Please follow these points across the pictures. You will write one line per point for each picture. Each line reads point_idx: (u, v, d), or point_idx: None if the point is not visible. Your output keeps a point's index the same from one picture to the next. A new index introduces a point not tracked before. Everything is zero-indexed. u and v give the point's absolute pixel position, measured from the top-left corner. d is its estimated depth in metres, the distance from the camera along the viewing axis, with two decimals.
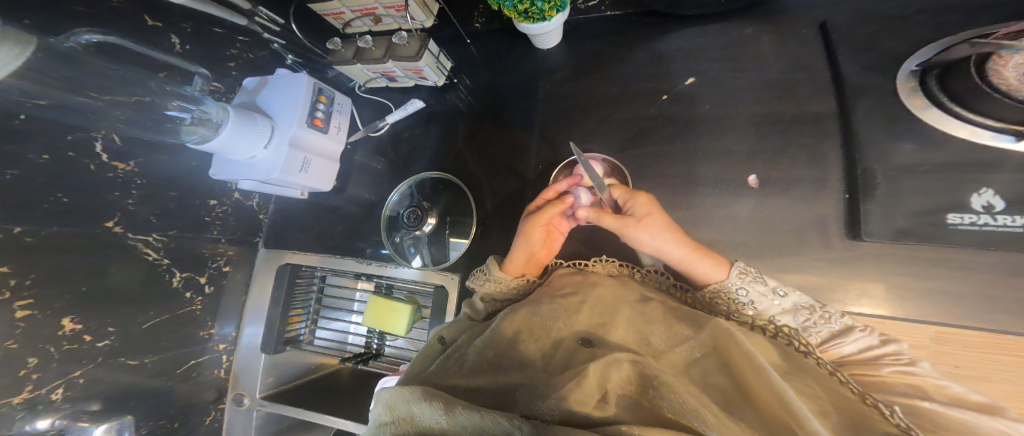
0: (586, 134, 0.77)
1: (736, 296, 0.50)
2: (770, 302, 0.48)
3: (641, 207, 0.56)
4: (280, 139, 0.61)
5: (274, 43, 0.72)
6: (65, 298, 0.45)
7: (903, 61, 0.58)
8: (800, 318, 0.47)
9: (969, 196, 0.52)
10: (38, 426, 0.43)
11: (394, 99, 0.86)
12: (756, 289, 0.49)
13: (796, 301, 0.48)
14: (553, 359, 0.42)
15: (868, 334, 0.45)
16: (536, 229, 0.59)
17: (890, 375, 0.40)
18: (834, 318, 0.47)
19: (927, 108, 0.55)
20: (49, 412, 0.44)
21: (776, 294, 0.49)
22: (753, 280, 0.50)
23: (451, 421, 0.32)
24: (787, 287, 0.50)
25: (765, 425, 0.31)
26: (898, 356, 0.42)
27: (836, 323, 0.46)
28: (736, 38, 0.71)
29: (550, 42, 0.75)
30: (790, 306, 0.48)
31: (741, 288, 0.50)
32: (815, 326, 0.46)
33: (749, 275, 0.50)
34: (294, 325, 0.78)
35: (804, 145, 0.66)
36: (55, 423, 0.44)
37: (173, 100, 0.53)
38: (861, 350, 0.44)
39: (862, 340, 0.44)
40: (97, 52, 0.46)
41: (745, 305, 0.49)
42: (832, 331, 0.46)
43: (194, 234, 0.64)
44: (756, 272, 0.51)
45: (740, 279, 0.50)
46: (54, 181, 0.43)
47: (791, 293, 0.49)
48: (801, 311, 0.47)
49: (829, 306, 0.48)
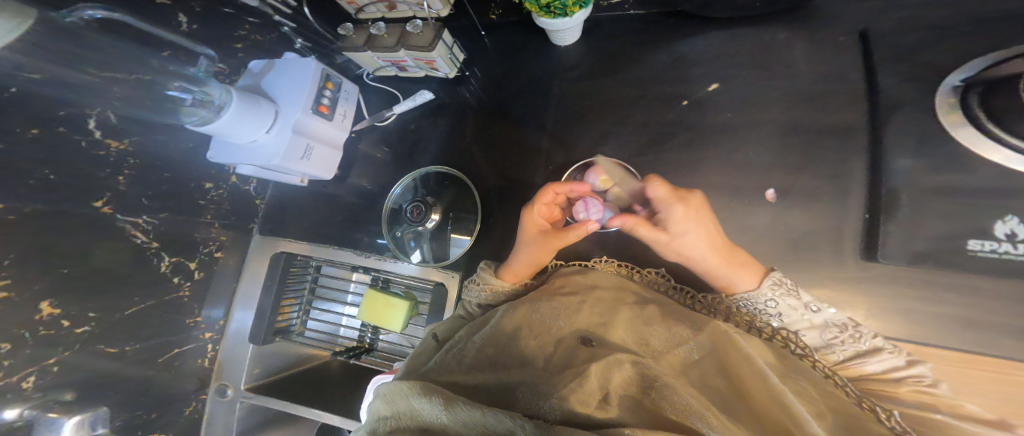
0: (599, 136, 0.75)
1: (764, 307, 0.47)
2: (799, 317, 0.46)
3: (677, 227, 0.49)
4: (283, 124, 0.59)
5: (284, 26, 0.70)
6: (43, 280, 0.42)
7: (947, 74, 0.56)
8: (824, 336, 0.44)
9: (993, 223, 0.50)
10: (5, 416, 0.38)
11: (402, 88, 0.84)
12: (789, 302, 0.46)
13: (828, 318, 0.45)
14: (553, 359, 0.39)
15: (895, 355, 0.41)
16: (548, 251, 0.55)
17: (909, 394, 0.38)
18: (863, 338, 0.43)
19: (963, 127, 0.52)
20: (16, 402, 0.40)
21: (809, 309, 0.46)
22: (787, 292, 0.47)
23: (452, 418, 0.30)
24: (819, 303, 0.47)
25: (758, 422, 0.31)
26: (920, 377, 0.40)
27: (863, 343, 0.43)
28: (760, 47, 0.70)
29: (569, 39, 0.73)
30: (821, 322, 0.45)
31: (771, 301, 0.47)
32: (840, 344, 0.43)
33: (783, 288, 0.47)
34: (284, 316, 0.75)
35: (821, 161, 0.65)
36: (24, 413, 0.40)
37: (175, 80, 0.50)
38: (886, 370, 0.41)
39: (889, 361, 0.41)
40: (97, 27, 0.42)
41: (773, 315, 0.47)
42: (859, 350, 0.42)
43: (186, 217, 0.61)
44: (790, 284, 0.48)
45: (772, 291, 0.47)
46: (43, 158, 0.40)
47: (824, 310, 0.46)
48: (830, 328, 0.44)
49: (862, 326, 0.44)
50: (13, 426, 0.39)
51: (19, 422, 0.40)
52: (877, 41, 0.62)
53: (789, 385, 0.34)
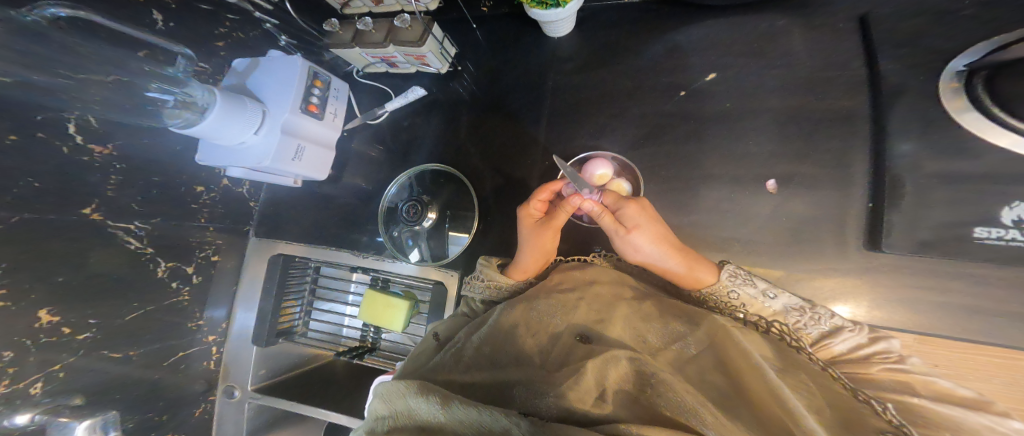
0: (596, 129, 0.74)
1: (729, 297, 0.49)
2: (761, 304, 0.47)
3: (631, 219, 0.55)
4: (271, 125, 0.57)
5: (266, 22, 0.68)
6: (40, 289, 0.42)
7: (949, 60, 0.54)
8: (792, 319, 0.45)
9: (1001, 210, 0.50)
10: (17, 421, 0.40)
11: (394, 85, 0.82)
12: (750, 291, 0.48)
13: (787, 303, 0.47)
14: (551, 357, 0.39)
15: (856, 333, 0.42)
16: (548, 232, 0.58)
17: (882, 374, 0.37)
18: (823, 319, 0.45)
19: (965, 111, 0.52)
20: (27, 407, 0.41)
21: (766, 296, 0.48)
22: (743, 282, 0.49)
23: (448, 416, 0.30)
24: (775, 289, 0.48)
25: (754, 418, 0.30)
26: (887, 354, 0.40)
27: (825, 324, 0.44)
28: (759, 34, 0.68)
29: (562, 30, 0.72)
30: (781, 307, 0.46)
31: (733, 290, 0.49)
32: (805, 327, 0.45)
33: (738, 278, 0.50)
34: (286, 317, 0.74)
35: (823, 150, 0.64)
36: (35, 417, 0.41)
37: (152, 81, 0.48)
38: (853, 349, 0.41)
39: (851, 340, 0.42)
40: (67, 28, 0.40)
41: (740, 307, 0.47)
42: (823, 332, 0.44)
43: (180, 221, 0.61)
44: (745, 274, 0.50)
45: (730, 281, 0.49)
46: (23, 165, 0.39)
47: (781, 295, 0.48)
48: (791, 313, 0.46)
49: (819, 307, 0.46)
50: (26, 430, 0.40)
51: (33, 426, 0.41)
52: (879, 26, 0.61)
53: (785, 379, 0.34)
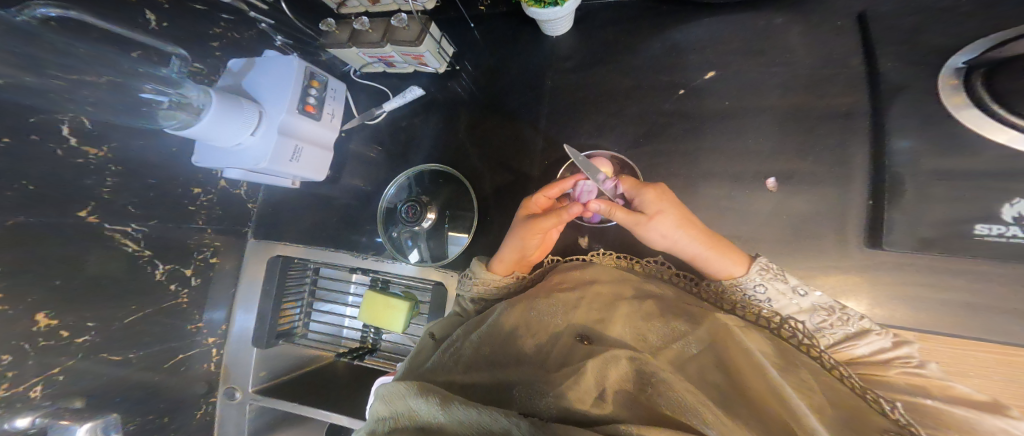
0: (595, 128, 0.73)
1: (752, 293, 0.48)
2: (786, 302, 0.46)
3: (652, 205, 0.52)
4: (269, 126, 0.57)
5: (262, 22, 0.68)
6: (36, 292, 0.41)
7: (948, 57, 0.55)
8: (816, 319, 0.45)
9: (1000, 207, 0.49)
10: (17, 424, 0.39)
11: (392, 85, 0.82)
12: (775, 289, 0.47)
13: (816, 301, 0.46)
14: (551, 357, 0.38)
15: (881, 337, 0.42)
16: (534, 236, 0.55)
17: (897, 377, 0.38)
18: (851, 320, 0.44)
19: (966, 108, 0.52)
20: (27, 410, 0.41)
21: (796, 292, 0.47)
22: (774, 277, 0.48)
23: (448, 417, 0.30)
24: (806, 286, 0.47)
25: (761, 418, 0.30)
26: (909, 359, 0.40)
27: (851, 326, 0.44)
28: (758, 32, 0.68)
29: (560, 28, 0.71)
30: (808, 306, 0.46)
31: (759, 285, 0.48)
32: (830, 327, 0.44)
33: (770, 272, 0.48)
34: (286, 319, 0.73)
35: (822, 147, 0.64)
36: (36, 421, 0.41)
37: (147, 83, 0.48)
38: (874, 352, 0.42)
39: (877, 343, 0.42)
40: (57, 27, 0.39)
41: (764, 302, 0.47)
42: (847, 333, 0.43)
43: (177, 223, 0.60)
44: (777, 269, 0.49)
45: (760, 275, 0.48)
46: (16, 167, 0.38)
47: (811, 293, 0.47)
48: (818, 311, 0.45)
49: (849, 308, 0.45)
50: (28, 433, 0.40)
51: (34, 429, 0.41)
52: (877, 24, 0.61)
53: (787, 378, 0.33)
